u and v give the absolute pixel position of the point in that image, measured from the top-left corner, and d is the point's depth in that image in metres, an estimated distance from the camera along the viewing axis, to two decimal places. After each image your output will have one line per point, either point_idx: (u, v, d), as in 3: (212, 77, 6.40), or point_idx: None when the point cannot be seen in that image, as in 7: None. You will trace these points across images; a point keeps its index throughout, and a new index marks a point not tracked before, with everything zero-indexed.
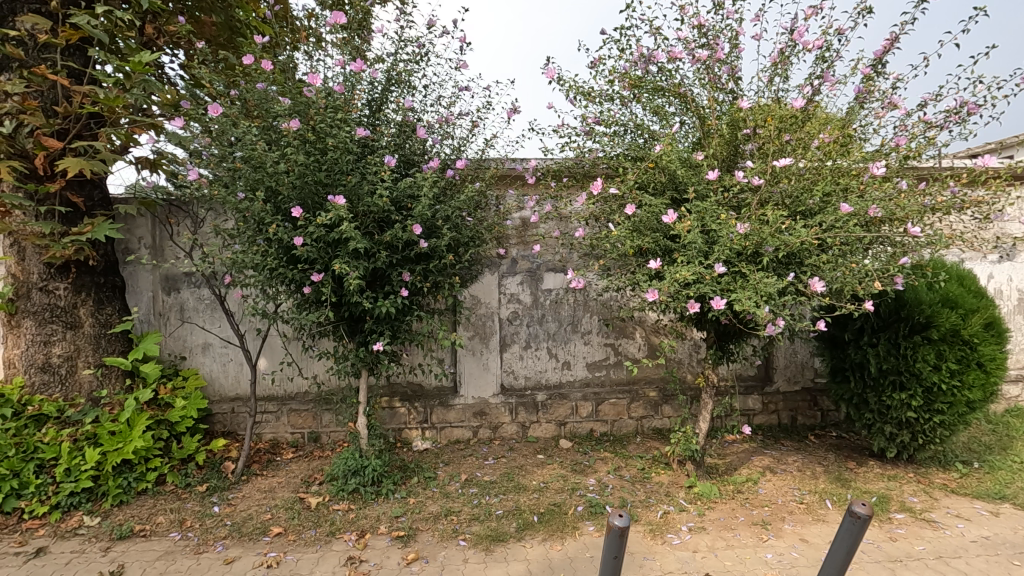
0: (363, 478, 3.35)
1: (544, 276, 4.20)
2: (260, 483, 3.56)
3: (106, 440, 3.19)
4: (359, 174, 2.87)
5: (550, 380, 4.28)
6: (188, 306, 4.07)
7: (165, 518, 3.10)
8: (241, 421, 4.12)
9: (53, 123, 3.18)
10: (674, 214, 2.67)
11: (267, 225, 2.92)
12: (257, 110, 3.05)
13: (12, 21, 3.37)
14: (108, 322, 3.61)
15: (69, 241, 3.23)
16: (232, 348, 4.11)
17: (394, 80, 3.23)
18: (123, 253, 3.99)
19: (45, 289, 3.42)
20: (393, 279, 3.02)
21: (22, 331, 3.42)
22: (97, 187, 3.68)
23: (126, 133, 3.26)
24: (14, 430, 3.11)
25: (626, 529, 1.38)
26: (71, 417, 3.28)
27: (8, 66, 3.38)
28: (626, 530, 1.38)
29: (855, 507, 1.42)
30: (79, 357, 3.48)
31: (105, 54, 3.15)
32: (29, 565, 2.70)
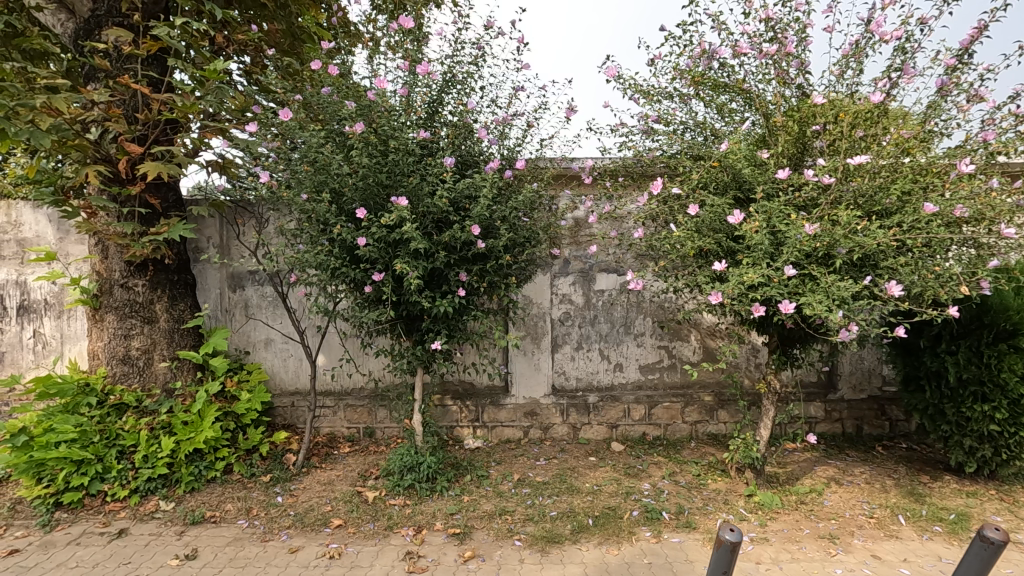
0: (418, 474, 3.40)
1: (597, 276, 4.16)
2: (320, 475, 3.68)
3: (180, 429, 3.38)
4: (419, 175, 2.92)
5: (602, 382, 4.23)
6: (252, 302, 4.24)
7: (233, 506, 3.25)
8: (300, 414, 4.26)
9: (134, 129, 3.37)
10: (741, 214, 2.58)
11: (331, 226, 2.99)
12: (322, 114, 3.14)
13: (98, 34, 3.61)
14: (181, 318, 3.80)
15: (147, 240, 3.42)
16: (292, 344, 4.26)
17: (453, 82, 3.27)
18: (194, 253, 4.21)
19: (126, 286, 3.63)
20: (450, 279, 3.06)
21: (105, 325, 3.66)
22: (172, 189, 3.88)
23: (198, 138, 3.42)
24: (99, 418, 3.34)
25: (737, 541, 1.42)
26: (148, 407, 3.48)
27: (95, 76, 3.61)
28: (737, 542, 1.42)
29: (986, 531, 1.43)
30: (155, 350, 3.68)
31: (182, 62, 3.31)
32: (112, 545, 2.88)
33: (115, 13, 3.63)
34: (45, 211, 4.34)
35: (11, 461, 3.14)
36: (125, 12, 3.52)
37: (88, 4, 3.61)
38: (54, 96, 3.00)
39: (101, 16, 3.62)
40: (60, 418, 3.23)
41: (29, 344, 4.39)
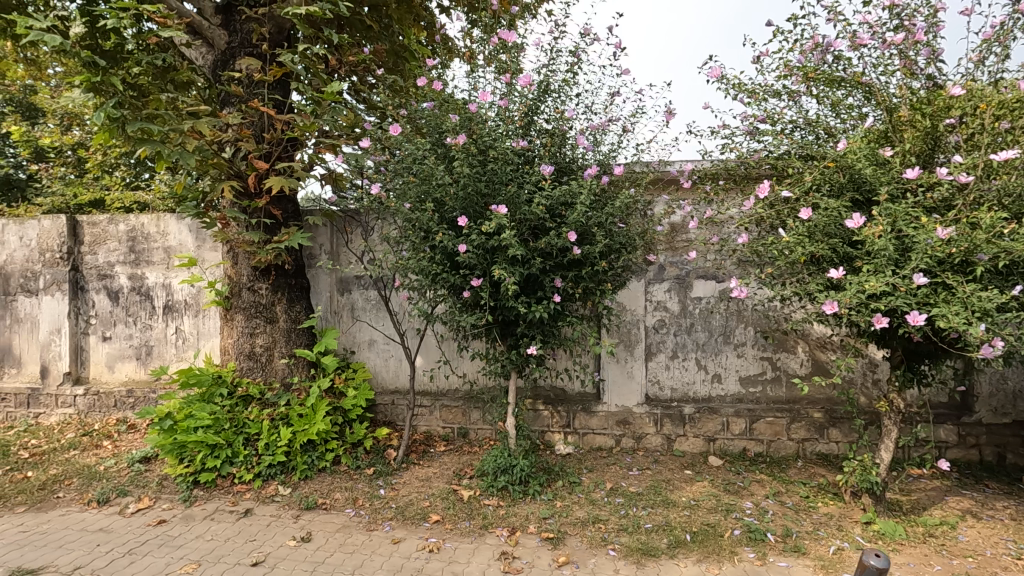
0: (512, 476, 3.46)
1: (694, 283, 4.03)
2: (418, 471, 3.85)
3: (296, 421, 3.69)
4: (517, 183, 2.99)
5: (698, 393, 4.08)
6: (358, 305, 4.54)
7: (341, 495, 3.49)
8: (399, 412, 4.48)
9: (261, 147, 3.73)
10: (860, 218, 2.40)
11: (433, 233, 3.13)
12: (426, 128, 3.31)
13: (233, 64, 4.04)
14: (297, 319, 4.14)
15: (271, 248, 3.76)
16: (393, 346, 4.50)
17: (550, 91, 3.32)
18: (309, 259, 4.58)
19: (252, 288, 4.01)
20: (545, 285, 3.09)
21: (234, 323, 4.05)
22: (291, 201, 4.24)
23: (314, 154, 3.73)
24: (229, 407, 3.72)
25: (885, 568, 1.64)
26: (269, 399, 3.83)
27: (230, 101, 4.04)
28: (885, 569, 1.64)
29: None
30: (275, 347, 4.03)
31: (302, 86, 3.62)
32: (240, 523, 3.19)
33: (246, 44, 4.06)
34: (187, 221, 4.93)
35: (159, 442, 3.57)
36: (256, 43, 3.91)
37: (225, 38, 4.06)
38: (198, 120, 3.40)
39: (235, 47, 4.07)
40: (198, 406, 3.64)
41: (171, 339, 4.99)
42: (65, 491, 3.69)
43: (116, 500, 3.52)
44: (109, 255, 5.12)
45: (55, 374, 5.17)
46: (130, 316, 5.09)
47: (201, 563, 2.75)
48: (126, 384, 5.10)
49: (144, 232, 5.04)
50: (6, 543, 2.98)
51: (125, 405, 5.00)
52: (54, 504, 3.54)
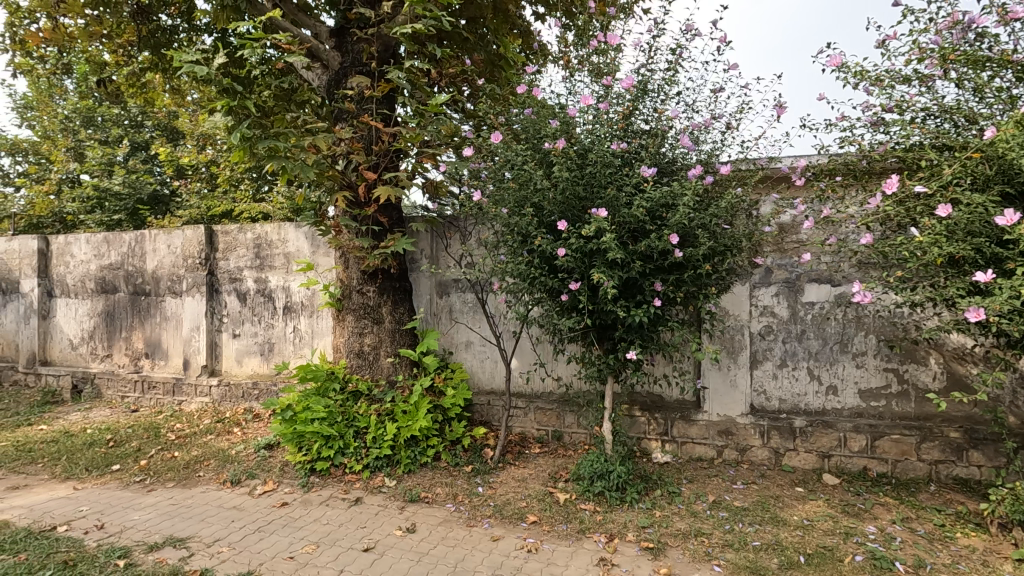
0: (609, 482, 3.42)
1: (806, 288, 3.76)
2: (514, 472, 3.91)
3: (400, 417, 3.89)
4: (616, 186, 2.97)
5: (811, 405, 3.80)
6: (456, 307, 4.70)
7: (442, 490, 3.63)
8: (495, 412, 4.58)
9: (371, 159, 3.98)
10: (1013, 214, 2.13)
11: (531, 238, 3.18)
12: (525, 134, 3.37)
13: (345, 82, 4.35)
14: (401, 320, 4.37)
15: (379, 253, 4.00)
16: (489, 347, 4.61)
17: (650, 91, 3.26)
18: (411, 263, 4.82)
19: (361, 291, 4.28)
20: (645, 289, 3.04)
21: (345, 323, 4.33)
22: (396, 208, 4.48)
23: (418, 163, 3.91)
24: (341, 402, 4.00)
25: None
26: (376, 396, 4.07)
27: (342, 117, 4.35)
28: None
29: None
30: (381, 346, 4.27)
31: (408, 99, 3.81)
32: (351, 510, 3.42)
33: (357, 63, 4.37)
34: (304, 229, 5.37)
35: (282, 430, 3.91)
36: (366, 62, 4.19)
37: (338, 58, 4.37)
38: (317, 136, 3.69)
39: (348, 66, 4.40)
40: (315, 399, 3.94)
41: (290, 337, 5.45)
42: (204, 471, 4.15)
43: (246, 481, 3.90)
44: (239, 260, 5.70)
45: (195, 366, 5.83)
46: (255, 315, 5.63)
47: (319, 545, 2.98)
48: (252, 377, 5.64)
49: (268, 239, 5.56)
50: (159, 513, 3.39)
51: (251, 396, 5.53)
52: (196, 481, 3.99)
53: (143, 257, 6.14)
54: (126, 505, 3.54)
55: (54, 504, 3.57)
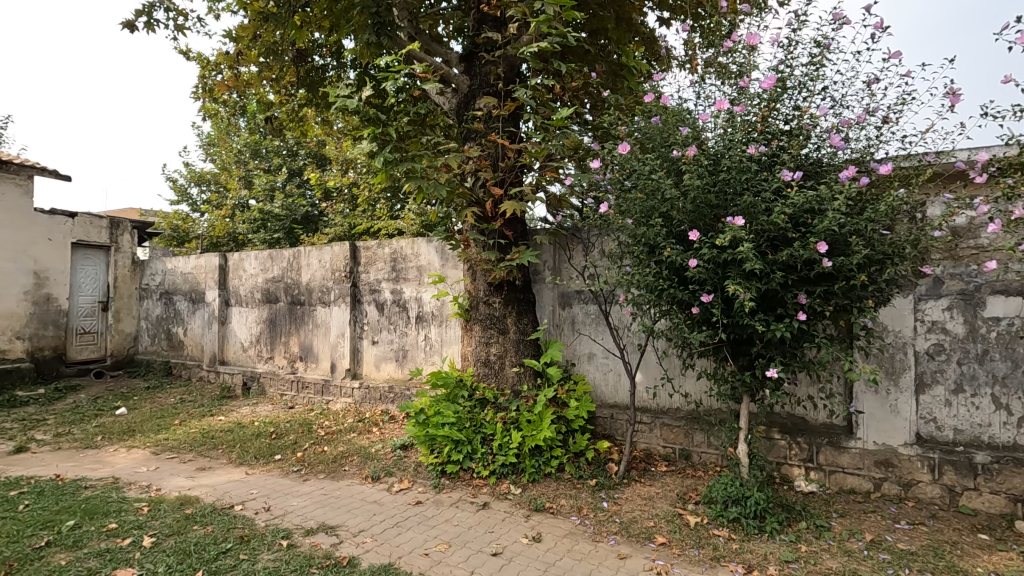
0: (745, 509, 3.19)
1: (988, 301, 3.24)
2: (640, 489, 3.80)
3: (525, 426, 3.97)
4: (753, 192, 2.81)
5: (997, 439, 3.23)
6: (579, 319, 4.70)
7: (567, 502, 3.63)
8: (619, 427, 4.48)
9: (497, 175, 4.13)
10: None
11: (659, 248, 3.09)
12: (652, 142, 3.30)
13: (474, 103, 4.58)
14: (525, 331, 4.46)
15: (505, 265, 4.13)
16: (613, 360, 4.55)
17: (792, 89, 3.04)
18: (535, 275, 4.92)
19: (487, 302, 4.43)
20: (787, 302, 2.81)
21: (472, 333, 4.51)
22: (520, 222, 4.61)
23: (540, 176, 3.93)
24: (470, 408, 4.17)
25: None
26: (502, 404, 4.19)
27: (471, 136, 4.58)
28: None
29: None
30: (507, 356, 4.38)
31: (534, 114, 3.88)
32: (479, 514, 3.54)
33: (485, 85, 4.58)
34: (435, 243, 5.72)
35: (415, 432, 4.17)
36: (494, 83, 4.38)
37: (467, 82, 4.62)
38: (449, 156, 3.92)
39: (477, 88, 4.63)
40: (445, 405, 4.16)
41: (422, 345, 5.82)
42: (349, 465, 4.54)
43: (385, 478, 4.21)
44: (377, 273, 6.21)
45: (340, 369, 6.43)
46: (392, 324, 6.09)
47: (451, 545, 3.12)
48: (388, 381, 6.09)
49: (403, 253, 6.00)
50: (313, 502, 3.78)
51: (387, 399, 5.96)
52: (342, 475, 4.38)
53: (299, 271, 6.93)
54: (286, 492, 3.98)
55: (231, 485, 4.12)
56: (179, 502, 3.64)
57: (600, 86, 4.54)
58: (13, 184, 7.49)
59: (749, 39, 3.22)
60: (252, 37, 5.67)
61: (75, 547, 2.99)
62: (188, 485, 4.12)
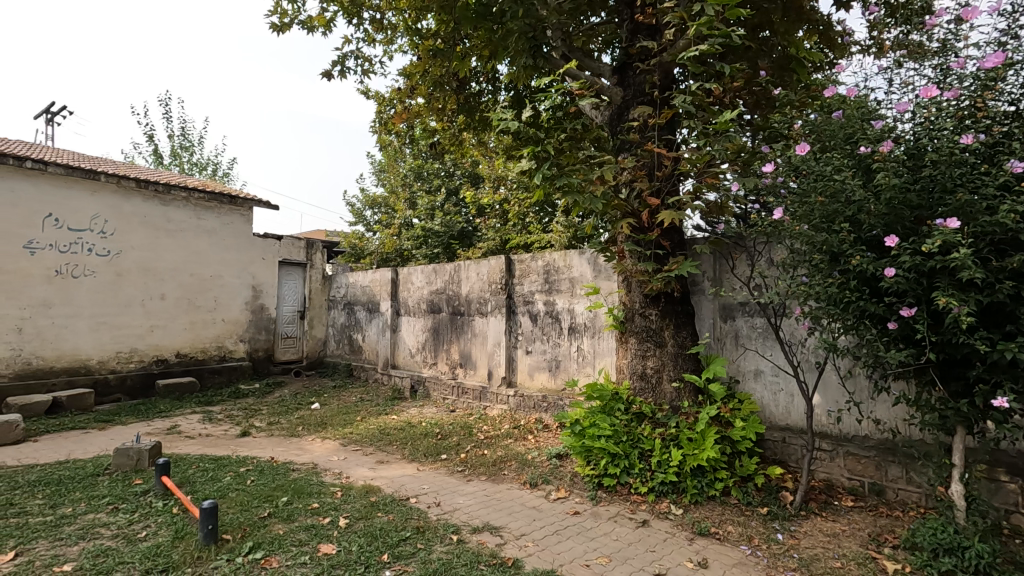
0: (962, 561, 2.71)
1: None
2: (821, 524, 3.42)
3: (686, 444, 3.80)
4: (969, 189, 2.41)
5: None
6: (743, 332, 4.41)
7: (734, 529, 3.40)
8: (792, 452, 4.09)
9: (654, 185, 4.02)
10: None
11: (845, 257, 2.78)
12: (832, 140, 3.00)
13: (628, 114, 4.57)
14: (684, 344, 4.27)
15: (662, 277, 3.99)
16: (784, 378, 4.17)
17: (1020, 63, 2.55)
18: (693, 286, 4.72)
19: (643, 314, 4.33)
20: (1019, 317, 2.36)
21: (628, 345, 4.44)
22: (677, 231, 4.46)
23: (699, 184, 3.72)
24: (626, 422, 4.11)
25: None
26: (660, 419, 4.05)
27: (626, 146, 4.55)
28: None
29: None
30: (664, 370, 4.22)
31: (694, 120, 3.70)
32: (639, 531, 3.46)
33: (639, 95, 4.55)
34: (587, 255, 5.78)
35: (572, 443, 4.21)
36: (649, 93, 4.33)
37: (621, 93, 4.64)
38: (604, 169, 3.92)
39: (631, 98, 4.61)
40: (601, 417, 4.14)
41: (574, 355, 5.89)
42: (508, 470, 4.73)
43: (542, 485, 4.31)
44: (531, 285, 6.43)
45: (497, 377, 6.75)
46: (545, 334, 6.25)
47: (612, 559, 3.10)
48: (542, 390, 6.24)
49: (556, 265, 6.14)
50: (477, 501, 4.01)
51: (541, 407, 6.11)
52: (502, 478, 4.58)
53: (459, 283, 7.44)
54: (453, 490, 4.28)
55: (406, 479, 4.55)
56: (365, 490, 4.11)
57: (770, 83, 4.22)
58: (240, 214, 9.14)
59: (959, 12, 2.78)
60: (422, 73, 6.26)
61: (289, 520, 3.52)
62: (370, 475, 4.64)
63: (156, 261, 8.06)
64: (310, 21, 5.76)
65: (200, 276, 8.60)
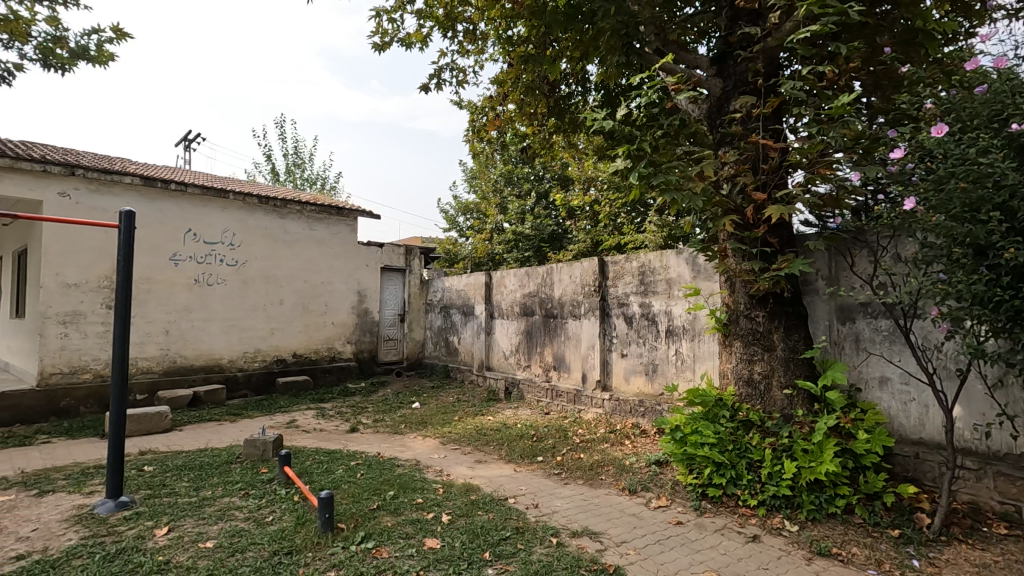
0: None
1: None
2: (967, 552, 3.03)
3: (801, 456, 3.53)
4: None
5: None
6: (865, 335, 4.04)
7: (860, 551, 3.10)
8: (928, 470, 3.66)
9: (759, 179, 3.78)
10: None
11: (997, 251, 2.45)
12: (976, 121, 2.66)
13: (728, 106, 4.36)
14: (796, 348, 3.96)
15: (770, 276, 3.72)
16: (916, 387, 3.75)
17: None
18: (805, 287, 4.39)
19: (749, 316, 4.08)
20: None
21: (733, 349, 4.21)
22: (786, 227, 4.17)
23: (811, 176, 3.45)
24: (732, 430, 3.89)
25: None
26: (770, 428, 3.80)
27: (727, 140, 4.32)
28: None
29: None
30: (774, 376, 3.95)
31: (804, 108, 3.44)
32: (749, 546, 3.26)
33: (740, 85, 4.32)
34: (685, 255, 5.58)
35: (673, 450, 4.06)
36: (752, 82, 4.09)
37: (720, 85, 4.43)
38: (704, 164, 3.75)
39: (732, 88, 4.38)
40: (703, 423, 3.96)
41: (673, 359, 5.69)
42: (605, 475, 4.66)
43: (642, 493, 4.20)
44: (626, 287, 6.31)
45: (592, 380, 6.67)
46: (642, 337, 6.10)
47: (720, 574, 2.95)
48: (639, 395, 6.08)
49: (652, 266, 5.99)
50: (575, 505, 3.99)
51: (638, 412, 5.96)
52: (600, 483, 4.52)
53: (552, 286, 7.46)
54: (551, 492, 4.29)
55: (504, 479, 4.63)
56: (466, 488, 4.23)
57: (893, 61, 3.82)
58: (346, 225, 9.80)
59: None
60: (514, 79, 6.37)
61: (396, 513, 3.71)
62: (470, 474, 4.77)
63: (275, 270, 8.84)
64: (408, 39, 6.07)
65: (312, 283, 9.32)
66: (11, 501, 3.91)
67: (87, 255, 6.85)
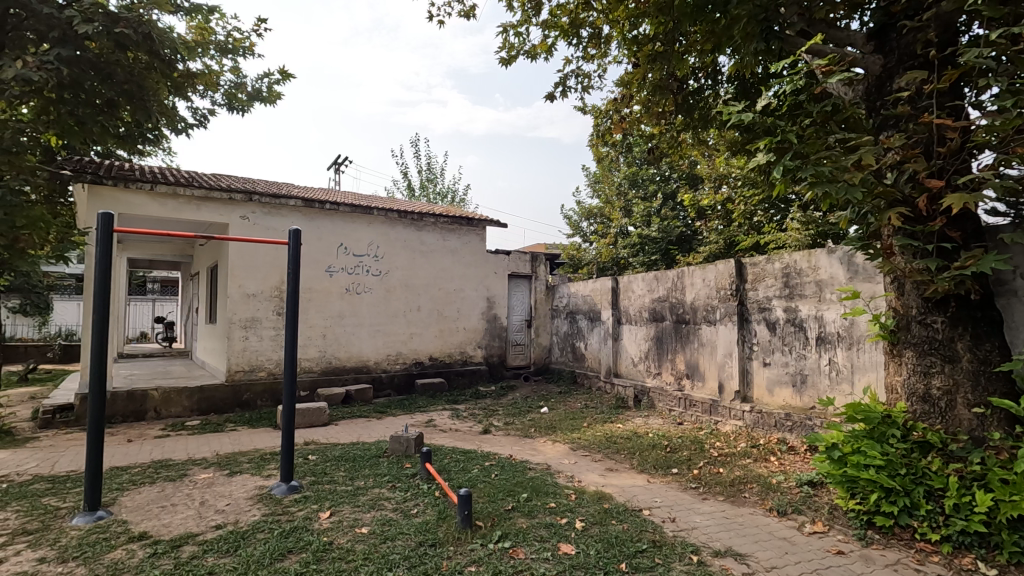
0: None
1: None
2: None
3: (998, 487, 3.00)
4: None
5: None
6: None
7: None
8: None
9: (933, 164, 3.30)
10: None
11: None
12: None
13: (891, 85, 3.88)
14: (988, 359, 3.38)
15: (950, 275, 3.20)
16: None
17: None
18: (998, 287, 3.75)
19: (923, 322, 3.57)
20: None
21: (903, 360, 3.70)
22: (970, 219, 3.59)
23: (1004, 157, 2.93)
24: (904, 451, 3.41)
25: None
26: (955, 453, 3.28)
27: (890, 123, 3.84)
28: None
29: None
30: (958, 392, 3.40)
31: (994, 78, 2.94)
32: None
33: (905, 59, 3.82)
34: (839, 254, 5.03)
35: (830, 471, 3.65)
36: (920, 55, 3.60)
37: (880, 62, 3.96)
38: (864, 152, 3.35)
39: (894, 65, 3.89)
40: (868, 443, 3.51)
41: (826, 370, 5.16)
42: (749, 492, 4.34)
43: (793, 515, 3.84)
44: (768, 290, 5.86)
45: (729, 390, 6.26)
46: (787, 345, 5.61)
47: None
48: (785, 407, 5.59)
49: (798, 267, 5.49)
50: (716, 522, 3.76)
51: (784, 426, 5.48)
52: (743, 501, 4.22)
53: (683, 290, 7.14)
54: (689, 507, 4.08)
55: (637, 489, 4.50)
56: (598, 496, 4.19)
57: None
58: (476, 234, 10.25)
59: None
60: (640, 79, 6.21)
61: (530, 515, 3.78)
62: (601, 482, 4.72)
63: (413, 279, 9.50)
64: (534, 50, 6.20)
65: (446, 290, 9.86)
66: (210, 479, 4.63)
67: (262, 270, 7.92)
